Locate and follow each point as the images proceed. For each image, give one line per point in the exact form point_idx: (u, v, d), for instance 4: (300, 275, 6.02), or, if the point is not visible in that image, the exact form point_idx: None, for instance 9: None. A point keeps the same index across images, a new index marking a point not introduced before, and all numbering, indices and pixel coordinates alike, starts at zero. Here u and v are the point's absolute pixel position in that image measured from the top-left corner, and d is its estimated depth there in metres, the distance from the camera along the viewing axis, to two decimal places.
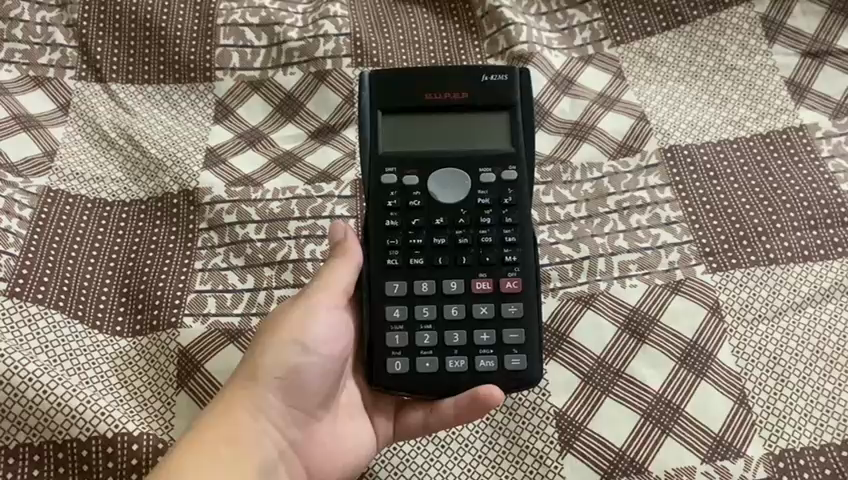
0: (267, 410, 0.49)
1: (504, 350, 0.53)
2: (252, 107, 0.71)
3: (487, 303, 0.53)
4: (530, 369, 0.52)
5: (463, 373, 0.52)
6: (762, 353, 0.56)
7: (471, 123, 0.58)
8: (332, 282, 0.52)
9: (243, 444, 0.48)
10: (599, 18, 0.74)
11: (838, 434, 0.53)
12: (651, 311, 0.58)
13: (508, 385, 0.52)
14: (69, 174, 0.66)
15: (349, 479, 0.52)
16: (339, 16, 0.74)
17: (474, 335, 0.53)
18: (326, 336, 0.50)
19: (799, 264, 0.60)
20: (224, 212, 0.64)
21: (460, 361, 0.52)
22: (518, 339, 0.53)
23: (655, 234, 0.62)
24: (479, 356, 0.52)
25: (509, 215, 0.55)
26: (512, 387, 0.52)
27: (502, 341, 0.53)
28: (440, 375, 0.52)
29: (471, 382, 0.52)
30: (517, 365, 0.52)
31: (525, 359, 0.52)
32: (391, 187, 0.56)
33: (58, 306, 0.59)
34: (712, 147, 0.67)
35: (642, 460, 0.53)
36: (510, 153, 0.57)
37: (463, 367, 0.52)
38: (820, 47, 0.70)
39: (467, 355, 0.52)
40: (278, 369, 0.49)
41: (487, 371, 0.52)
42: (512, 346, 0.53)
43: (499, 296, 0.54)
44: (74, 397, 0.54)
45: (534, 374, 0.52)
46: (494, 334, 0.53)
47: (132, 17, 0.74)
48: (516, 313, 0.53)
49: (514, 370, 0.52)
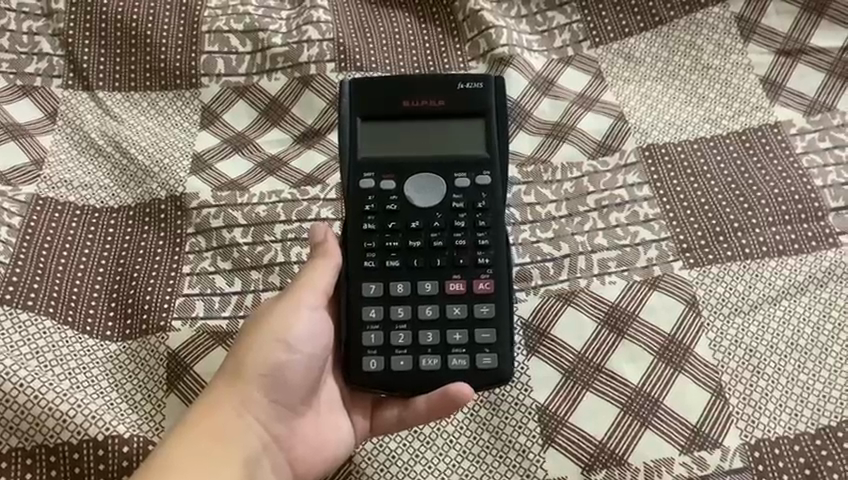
0: (253, 406, 0.50)
1: (476, 349, 0.54)
2: (238, 113, 0.72)
3: (460, 304, 0.55)
4: (502, 368, 0.53)
5: (436, 371, 0.53)
6: (738, 346, 0.58)
7: (448, 130, 0.59)
8: (315, 281, 0.53)
9: (230, 439, 0.49)
10: (578, 20, 0.75)
11: (812, 424, 0.55)
12: (631, 306, 0.60)
13: (479, 383, 0.53)
14: (58, 181, 0.67)
15: (332, 471, 0.53)
16: (323, 22, 0.75)
17: (447, 335, 0.54)
18: (308, 335, 0.51)
19: (774, 258, 0.61)
20: (211, 217, 0.65)
21: (434, 360, 0.53)
22: (489, 338, 0.54)
23: (634, 231, 0.63)
24: (452, 356, 0.54)
25: (484, 219, 0.56)
26: (484, 385, 0.53)
27: (474, 341, 0.54)
28: (414, 374, 0.53)
29: (443, 380, 0.53)
30: (488, 363, 0.53)
31: (497, 357, 0.54)
32: (370, 191, 0.57)
33: (48, 313, 0.60)
34: (689, 146, 0.68)
35: (621, 452, 0.54)
36: (483, 157, 0.58)
37: (435, 365, 0.53)
38: (794, 45, 0.72)
39: (441, 354, 0.54)
40: (260, 367, 0.50)
41: (459, 369, 0.53)
42: (483, 346, 0.54)
43: (471, 296, 0.55)
44: (65, 401, 0.55)
45: (505, 372, 0.53)
46: (467, 334, 0.54)
47: (118, 25, 0.75)
48: (488, 314, 0.54)
49: (486, 368, 0.53)
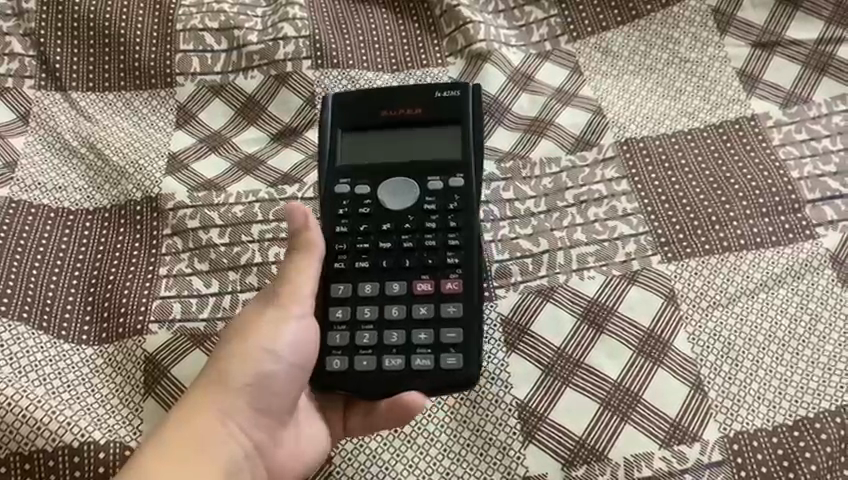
0: (235, 412, 0.48)
1: (441, 349, 0.53)
2: (213, 112, 0.71)
3: (427, 304, 0.54)
4: (467, 368, 0.52)
5: (399, 371, 0.52)
6: (716, 340, 0.58)
7: (425, 136, 0.59)
8: (304, 284, 0.52)
9: (212, 446, 0.47)
10: (556, 14, 0.75)
11: (790, 415, 0.55)
12: (610, 301, 0.60)
13: (442, 384, 0.52)
14: (31, 184, 0.66)
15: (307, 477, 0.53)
16: (298, 18, 0.74)
17: (412, 334, 0.53)
18: (298, 342, 0.51)
19: (752, 251, 0.61)
20: (187, 218, 0.65)
21: (397, 360, 0.53)
22: (455, 338, 0.53)
23: (612, 226, 0.63)
24: (416, 356, 0.53)
25: (455, 220, 0.56)
26: (447, 386, 0.52)
27: (439, 340, 0.53)
28: (377, 374, 0.53)
29: (406, 381, 0.52)
30: (452, 363, 0.52)
31: (462, 357, 0.52)
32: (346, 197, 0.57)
33: (22, 318, 0.59)
34: (667, 140, 0.68)
35: (602, 447, 0.54)
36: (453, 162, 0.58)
37: (399, 365, 0.53)
38: (770, 38, 0.72)
39: (405, 354, 0.53)
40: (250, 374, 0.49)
41: (422, 369, 0.52)
42: (449, 346, 0.53)
43: (439, 296, 0.54)
44: (39, 408, 0.54)
45: (471, 372, 0.52)
46: (432, 334, 0.53)
47: (90, 24, 0.74)
48: (455, 313, 0.54)
49: (450, 369, 0.52)
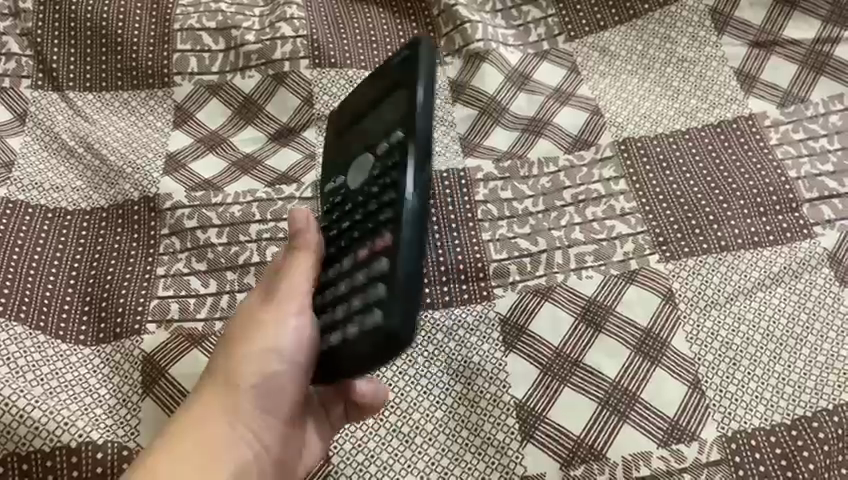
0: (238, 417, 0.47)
1: (367, 309, 0.40)
2: (210, 112, 0.71)
3: (364, 269, 0.42)
4: (389, 324, 0.39)
5: (337, 348, 0.43)
6: (714, 339, 0.58)
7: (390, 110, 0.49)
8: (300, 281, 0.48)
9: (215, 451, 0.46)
10: (553, 14, 0.76)
11: (788, 414, 0.55)
12: (608, 300, 0.60)
13: (370, 342, 0.39)
14: (28, 184, 0.66)
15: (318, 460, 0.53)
16: (296, 18, 0.74)
17: (349, 305, 0.43)
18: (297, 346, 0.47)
19: (750, 250, 0.62)
20: (185, 217, 0.65)
21: (336, 335, 0.44)
22: (378, 292, 0.40)
23: (610, 226, 0.63)
24: (350, 325, 0.42)
25: (391, 175, 0.43)
26: (373, 348, 0.39)
27: (367, 301, 0.41)
28: (325, 357, 0.45)
29: (341, 353, 0.43)
30: (376, 320, 0.39)
31: (382, 313, 0.39)
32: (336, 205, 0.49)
33: (18, 318, 0.58)
34: (665, 139, 0.68)
35: (600, 447, 0.54)
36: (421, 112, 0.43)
37: (337, 341, 0.43)
38: (768, 37, 0.72)
39: (343, 328, 0.43)
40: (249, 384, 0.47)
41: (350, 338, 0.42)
42: (373, 303, 0.40)
43: (371, 254, 0.42)
44: (36, 408, 0.54)
45: (397, 323, 0.38)
46: (362, 297, 0.41)
47: (87, 24, 0.74)
48: (381, 269, 0.40)
49: (374, 327, 0.39)
